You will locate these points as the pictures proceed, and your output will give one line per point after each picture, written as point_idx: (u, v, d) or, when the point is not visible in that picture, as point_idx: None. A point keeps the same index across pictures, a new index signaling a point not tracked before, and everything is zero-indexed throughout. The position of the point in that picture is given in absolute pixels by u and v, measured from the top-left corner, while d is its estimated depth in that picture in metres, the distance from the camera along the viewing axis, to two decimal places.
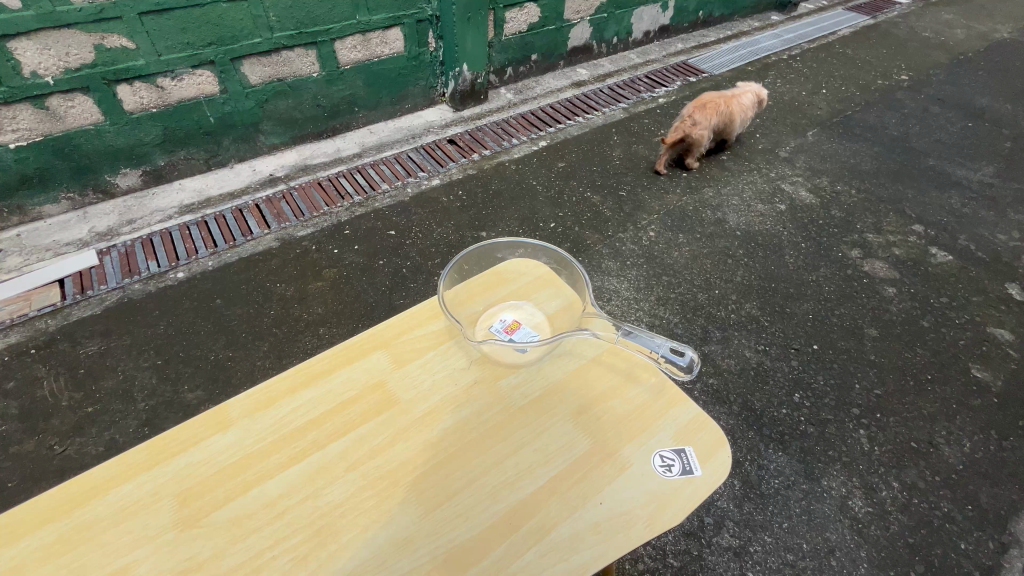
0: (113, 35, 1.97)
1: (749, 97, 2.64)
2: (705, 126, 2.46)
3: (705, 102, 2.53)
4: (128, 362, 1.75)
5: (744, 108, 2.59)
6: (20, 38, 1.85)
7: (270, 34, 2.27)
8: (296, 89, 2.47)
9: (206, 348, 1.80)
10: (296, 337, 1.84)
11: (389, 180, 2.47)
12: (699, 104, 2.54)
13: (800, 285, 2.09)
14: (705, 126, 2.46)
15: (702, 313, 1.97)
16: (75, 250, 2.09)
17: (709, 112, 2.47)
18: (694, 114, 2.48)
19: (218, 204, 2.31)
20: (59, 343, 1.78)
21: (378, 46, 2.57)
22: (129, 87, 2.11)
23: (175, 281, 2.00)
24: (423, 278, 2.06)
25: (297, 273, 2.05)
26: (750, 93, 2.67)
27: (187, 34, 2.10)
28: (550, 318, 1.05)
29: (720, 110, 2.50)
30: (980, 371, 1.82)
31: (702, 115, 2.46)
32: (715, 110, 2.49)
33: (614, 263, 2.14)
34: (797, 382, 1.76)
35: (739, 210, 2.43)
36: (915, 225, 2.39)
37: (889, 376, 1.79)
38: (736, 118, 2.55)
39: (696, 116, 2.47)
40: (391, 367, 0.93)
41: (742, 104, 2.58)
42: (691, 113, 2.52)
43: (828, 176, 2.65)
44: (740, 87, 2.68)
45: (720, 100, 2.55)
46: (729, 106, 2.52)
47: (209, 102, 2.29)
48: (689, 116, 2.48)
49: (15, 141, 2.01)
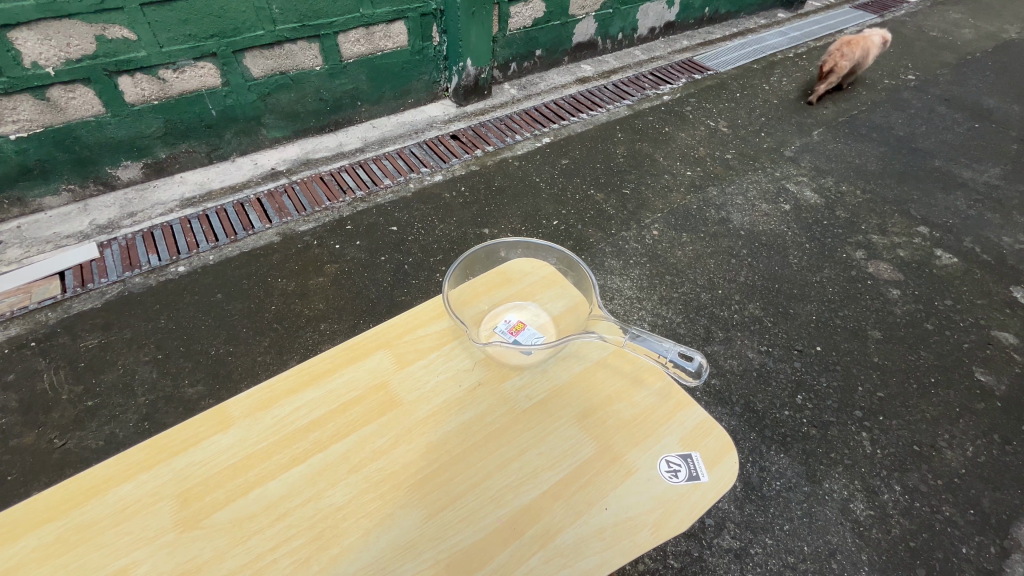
0: (114, 26, 1.95)
1: (879, 37, 3.20)
2: (851, 58, 3.02)
3: (848, 40, 3.08)
4: (128, 356, 1.74)
5: (875, 46, 3.14)
6: (21, 28, 1.83)
7: (273, 27, 2.25)
8: (299, 83, 2.45)
9: (207, 343, 1.79)
10: (297, 333, 1.83)
11: (392, 175, 2.46)
12: (843, 41, 3.08)
13: (804, 286, 2.08)
14: (849, 58, 2.99)
15: (705, 312, 1.96)
16: (76, 243, 2.08)
17: (853, 48, 3.01)
18: (842, 49, 3.02)
19: (220, 197, 2.30)
20: (59, 337, 1.78)
21: (381, 40, 2.55)
22: (130, 78, 2.09)
23: (176, 275, 1.99)
24: (425, 274, 2.05)
25: (298, 269, 2.04)
26: (878, 35, 3.22)
27: (189, 25, 2.08)
28: (556, 320, 1.04)
29: (860, 47, 3.07)
30: (984, 375, 1.81)
31: (848, 50, 3.00)
32: (857, 46, 3.03)
33: (617, 262, 2.13)
34: (800, 384, 1.75)
35: (742, 209, 2.42)
36: (920, 226, 2.38)
37: (891, 378, 1.78)
38: (870, 53, 3.11)
39: (843, 50, 3.01)
40: (394, 368, 0.93)
41: (873, 43, 3.14)
42: (838, 48, 3.06)
43: (833, 176, 2.63)
44: (870, 31, 3.23)
45: (858, 39, 3.12)
46: (865, 43, 3.07)
47: (211, 94, 2.28)
48: (838, 49, 3.02)
49: (15, 132, 1.99)
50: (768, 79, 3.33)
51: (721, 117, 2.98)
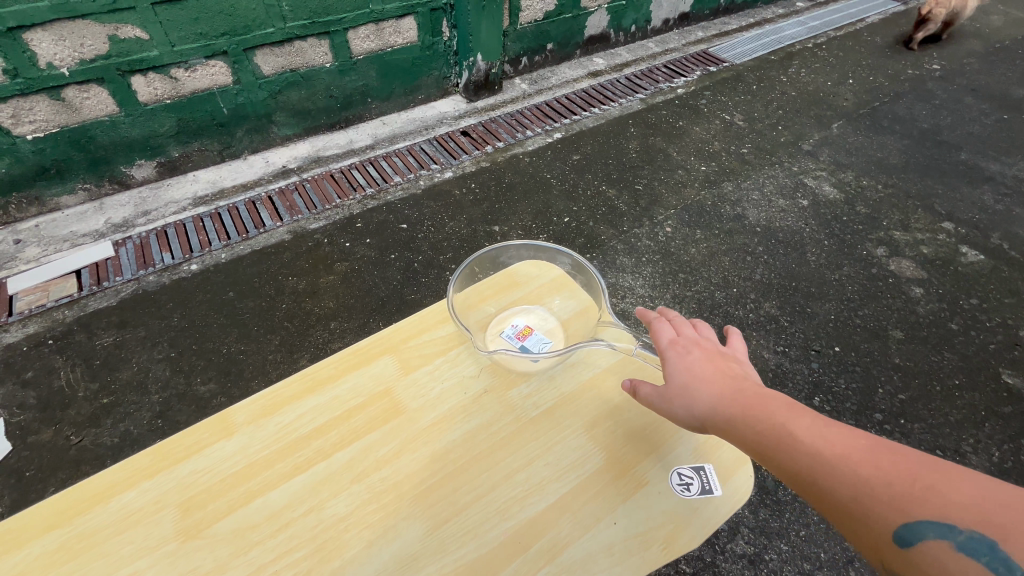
0: (127, 26, 1.97)
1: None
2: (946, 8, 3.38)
3: None
4: (142, 354, 1.76)
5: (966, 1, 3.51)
6: (36, 30, 1.84)
7: (283, 24, 2.24)
8: (309, 80, 2.44)
9: (219, 341, 1.80)
10: (308, 331, 1.83)
11: (402, 173, 2.45)
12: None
13: (822, 284, 2.02)
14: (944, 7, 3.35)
15: (719, 311, 1.92)
16: (92, 241, 2.11)
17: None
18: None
19: (232, 195, 2.32)
20: (75, 334, 1.80)
21: (390, 36, 2.53)
22: (143, 78, 2.10)
23: (189, 273, 2.01)
24: (435, 273, 2.04)
25: (309, 267, 2.04)
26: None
27: (200, 23, 2.08)
28: (563, 324, 1.02)
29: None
30: (1011, 377, 1.75)
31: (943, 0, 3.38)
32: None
33: (629, 259, 2.10)
34: (817, 385, 1.71)
35: (759, 205, 2.36)
36: (945, 222, 2.30)
37: (913, 380, 1.73)
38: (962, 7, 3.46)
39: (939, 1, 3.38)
40: (399, 373, 0.91)
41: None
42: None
43: (853, 171, 2.56)
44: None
45: None
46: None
47: (222, 93, 2.28)
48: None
49: (33, 132, 2.02)
50: (786, 71, 3.24)
51: (737, 110, 2.92)
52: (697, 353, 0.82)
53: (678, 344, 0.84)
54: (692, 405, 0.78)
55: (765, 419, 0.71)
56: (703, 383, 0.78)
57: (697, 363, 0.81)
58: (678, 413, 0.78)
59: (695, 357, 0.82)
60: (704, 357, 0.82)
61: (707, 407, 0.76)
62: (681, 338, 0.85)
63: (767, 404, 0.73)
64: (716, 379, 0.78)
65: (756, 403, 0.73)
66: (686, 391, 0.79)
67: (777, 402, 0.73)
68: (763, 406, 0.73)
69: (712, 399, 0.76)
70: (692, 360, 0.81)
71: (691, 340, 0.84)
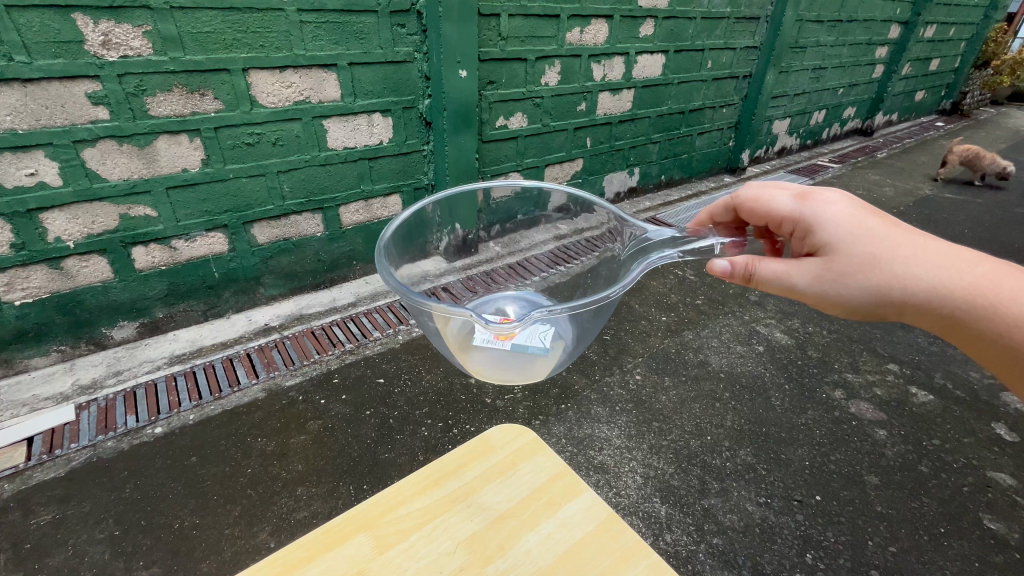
0: (140, 206, 2.19)
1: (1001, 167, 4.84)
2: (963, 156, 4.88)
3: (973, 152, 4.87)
4: (81, 533, 1.60)
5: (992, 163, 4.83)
6: (53, 211, 2.02)
7: (281, 202, 2.53)
8: (300, 246, 2.68)
9: (172, 514, 1.67)
10: (272, 500, 1.72)
11: (381, 328, 2.56)
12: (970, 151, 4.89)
13: (791, 429, 2.08)
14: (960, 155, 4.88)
15: (697, 461, 1.92)
16: (53, 405, 2.04)
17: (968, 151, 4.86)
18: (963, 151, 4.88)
19: (210, 354, 2.35)
20: (10, 513, 1.65)
21: (378, 209, 2.87)
22: (144, 249, 2.27)
23: (151, 437, 1.93)
24: (410, 429, 2.01)
25: (280, 427, 1.99)
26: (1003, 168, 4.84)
27: (207, 203, 2.33)
28: (486, 366, 1.25)
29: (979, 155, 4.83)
30: (994, 522, 1.74)
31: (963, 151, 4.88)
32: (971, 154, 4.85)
33: (603, 409, 2.14)
34: (807, 540, 1.65)
35: (720, 351, 2.53)
36: (889, 363, 2.49)
37: (900, 531, 1.70)
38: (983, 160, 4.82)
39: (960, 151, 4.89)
40: (374, 554, 0.90)
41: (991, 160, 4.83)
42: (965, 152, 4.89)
43: (798, 318, 2.81)
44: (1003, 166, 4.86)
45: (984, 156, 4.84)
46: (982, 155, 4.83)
47: (216, 259, 2.46)
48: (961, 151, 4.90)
49: (21, 299, 2.09)
50: None
51: (688, 266, 3.27)
52: (845, 219, 0.99)
53: (843, 221, 0.98)
54: (866, 282, 0.96)
55: (922, 277, 0.95)
56: (866, 251, 0.96)
57: (848, 236, 0.98)
58: (846, 289, 0.98)
59: (840, 227, 0.98)
60: (863, 221, 0.98)
61: (874, 275, 0.96)
62: (833, 215, 0.99)
63: (921, 263, 0.95)
64: (871, 245, 0.96)
65: (915, 267, 0.95)
66: (856, 267, 0.96)
67: (925, 260, 0.96)
68: (917, 265, 0.95)
69: (877, 266, 0.96)
70: (851, 229, 0.98)
71: (825, 209, 1.01)
